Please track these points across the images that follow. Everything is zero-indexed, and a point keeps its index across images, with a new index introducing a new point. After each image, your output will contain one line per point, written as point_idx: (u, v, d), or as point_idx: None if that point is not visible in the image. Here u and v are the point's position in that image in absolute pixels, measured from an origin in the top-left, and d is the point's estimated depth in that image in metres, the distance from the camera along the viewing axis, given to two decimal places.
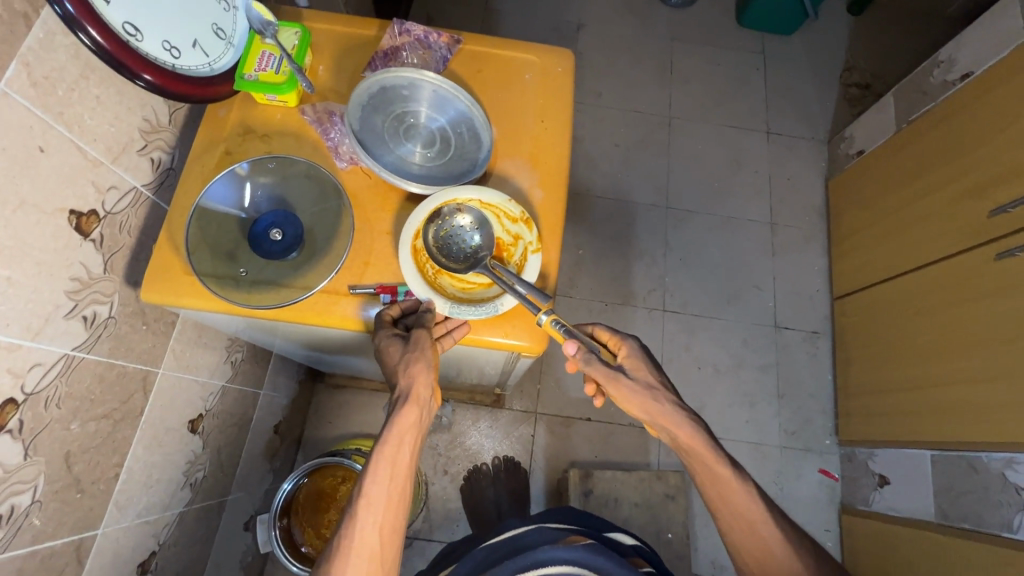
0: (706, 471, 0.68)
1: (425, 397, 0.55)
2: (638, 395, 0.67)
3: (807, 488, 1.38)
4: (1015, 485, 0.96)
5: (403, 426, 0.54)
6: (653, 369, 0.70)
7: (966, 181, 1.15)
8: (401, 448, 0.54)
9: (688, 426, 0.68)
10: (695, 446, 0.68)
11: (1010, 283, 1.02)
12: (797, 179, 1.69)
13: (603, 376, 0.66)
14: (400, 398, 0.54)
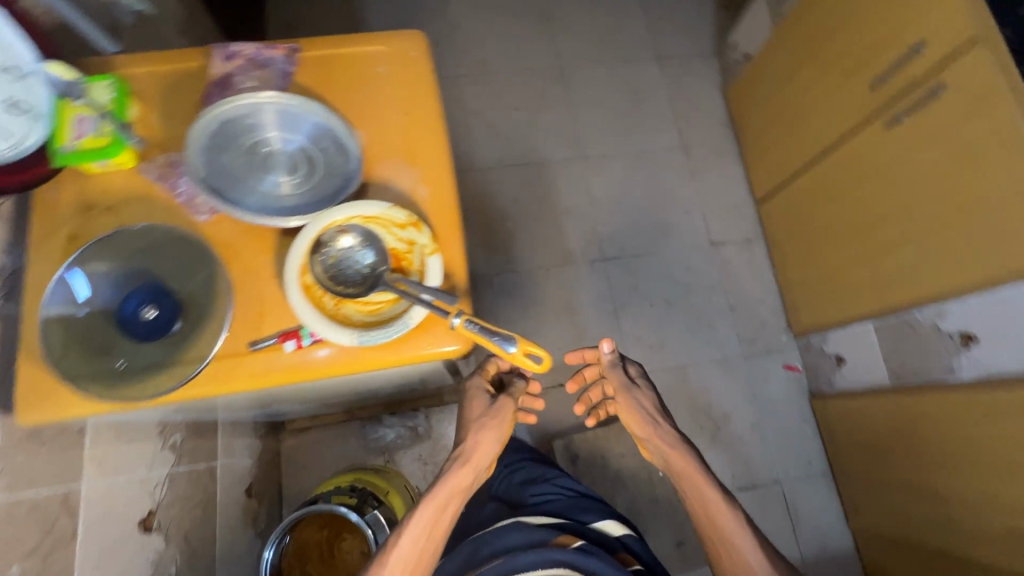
0: (695, 495, 0.76)
1: (480, 465, 0.78)
2: (641, 408, 0.84)
3: (776, 387, 1.44)
4: (947, 332, 1.03)
5: (456, 483, 0.76)
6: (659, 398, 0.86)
7: (844, 61, 1.19)
8: (450, 499, 0.75)
9: (685, 451, 0.80)
10: (690, 473, 0.77)
11: (902, 148, 1.07)
12: (697, 97, 1.71)
13: (615, 380, 0.86)
14: (461, 457, 0.78)
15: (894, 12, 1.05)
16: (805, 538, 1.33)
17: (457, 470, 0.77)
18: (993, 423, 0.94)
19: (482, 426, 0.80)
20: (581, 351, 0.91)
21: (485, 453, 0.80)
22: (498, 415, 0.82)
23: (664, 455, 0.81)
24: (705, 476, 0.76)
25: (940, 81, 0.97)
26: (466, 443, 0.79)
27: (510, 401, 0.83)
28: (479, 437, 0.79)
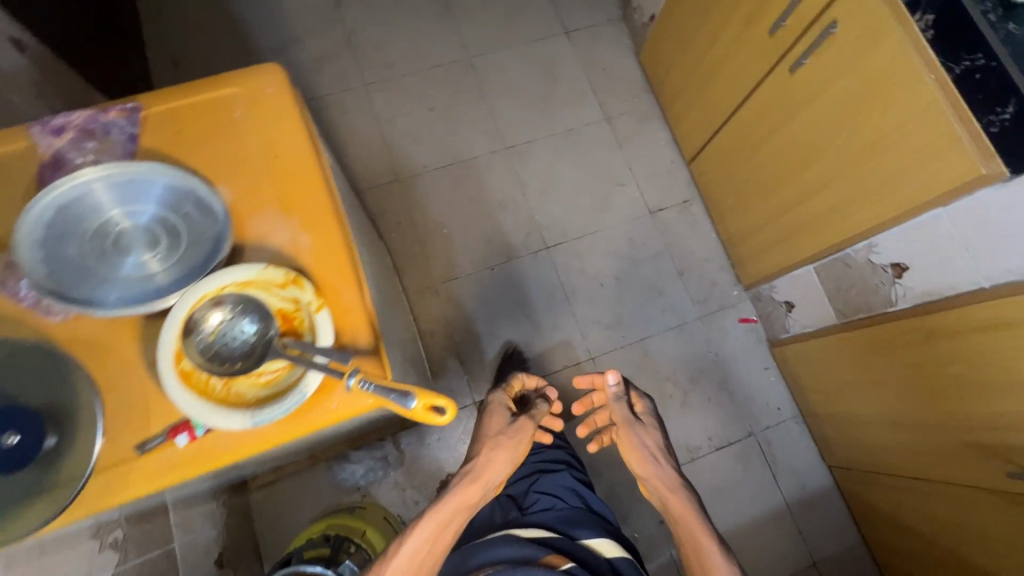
0: (687, 531, 0.82)
1: (489, 480, 0.84)
2: (645, 444, 0.94)
3: (736, 342, 1.46)
4: (880, 265, 1.03)
5: (461, 499, 0.79)
6: (663, 438, 0.96)
7: (742, 10, 1.17)
8: (455, 514, 0.78)
9: (681, 491, 0.87)
10: (684, 511, 0.84)
11: (807, 89, 1.06)
12: (612, 65, 1.68)
13: (621, 415, 0.99)
14: (469, 474, 0.84)
15: None
16: (785, 483, 1.36)
17: (466, 485, 0.81)
18: (936, 342, 0.95)
19: (497, 444, 0.89)
20: (593, 377, 1.08)
21: (495, 471, 0.86)
22: (514, 436, 0.91)
23: (662, 493, 0.89)
24: (698, 516, 0.83)
25: (828, 16, 0.96)
26: (479, 459, 0.86)
27: (529, 421, 0.95)
28: (494, 454, 0.87)
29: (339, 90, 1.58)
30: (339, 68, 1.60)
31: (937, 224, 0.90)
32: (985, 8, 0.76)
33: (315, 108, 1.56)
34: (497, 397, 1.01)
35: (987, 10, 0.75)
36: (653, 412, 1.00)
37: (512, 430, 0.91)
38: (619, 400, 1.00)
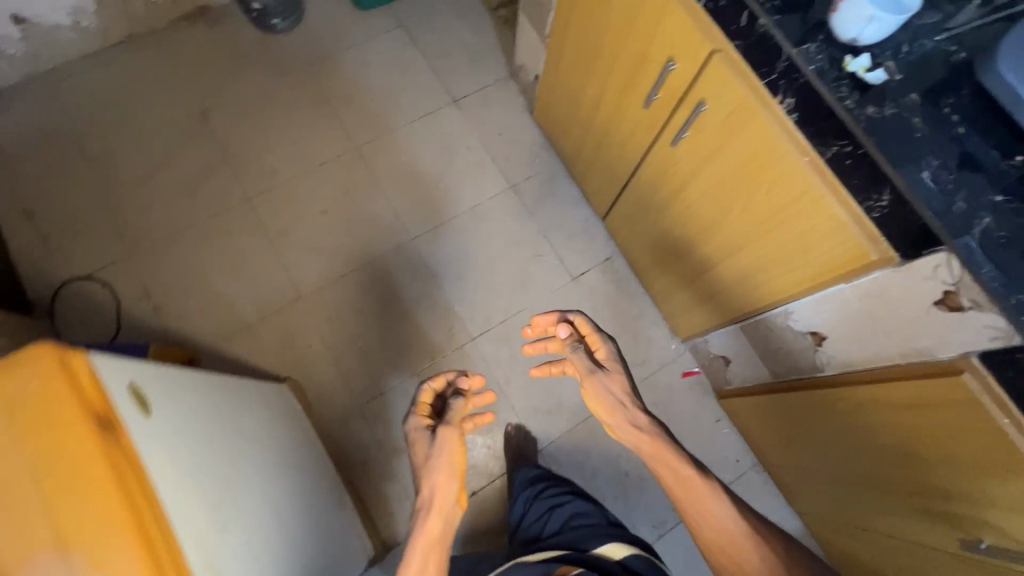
0: (665, 468, 0.88)
1: (445, 505, 0.85)
2: (610, 389, 0.97)
3: (682, 399, 1.41)
4: (799, 331, 0.98)
5: (427, 531, 0.82)
6: (628, 378, 0.99)
7: (614, 80, 1.11)
8: (427, 552, 0.80)
9: (656, 431, 0.92)
10: (661, 452, 0.89)
11: (694, 161, 1.00)
12: (508, 128, 1.61)
13: (582, 365, 1.00)
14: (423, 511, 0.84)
15: (638, 26, 0.96)
16: None
17: (423, 522, 0.83)
18: (868, 412, 0.90)
19: (431, 470, 0.87)
20: (558, 316, 1.05)
21: (446, 494, 0.86)
22: (441, 453, 0.88)
23: (636, 436, 0.93)
24: (679, 452, 0.88)
25: (696, 94, 0.90)
26: (423, 490, 0.86)
27: (449, 425, 0.92)
28: (433, 479, 0.86)
29: (223, 209, 1.47)
30: (219, 185, 1.49)
31: (841, 302, 0.85)
32: (842, 94, 0.70)
33: (201, 235, 1.45)
34: (411, 421, 0.96)
35: (844, 95, 0.70)
36: (616, 356, 1.01)
37: (438, 447, 0.89)
38: (576, 351, 1.01)
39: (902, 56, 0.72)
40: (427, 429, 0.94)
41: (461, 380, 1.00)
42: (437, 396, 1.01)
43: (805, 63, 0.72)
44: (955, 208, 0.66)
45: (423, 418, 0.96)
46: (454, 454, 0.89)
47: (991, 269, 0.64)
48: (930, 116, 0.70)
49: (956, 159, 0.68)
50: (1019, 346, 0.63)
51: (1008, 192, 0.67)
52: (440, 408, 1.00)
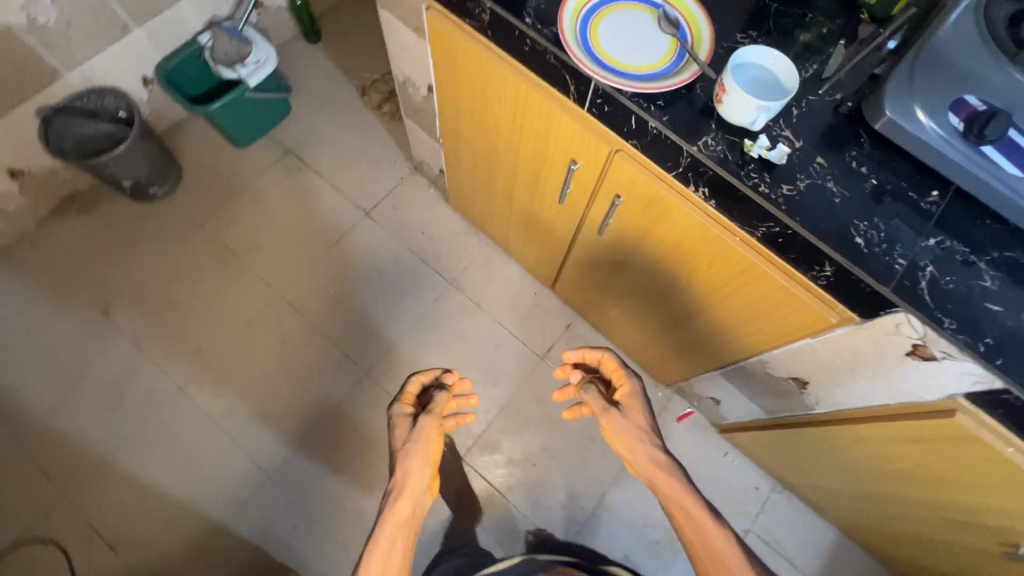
0: (681, 510, 0.78)
1: (414, 488, 0.81)
2: (628, 429, 0.87)
3: (685, 444, 1.38)
4: (780, 375, 0.95)
5: (395, 516, 0.77)
6: (650, 418, 0.89)
7: (520, 175, 1.07)
8: (396, 536, 0.75)
9: (673, 470, 0.82)
10: (677, 490, 0.80)
11: (626, 242, 0.97)
12: (429, 223, 1.56)
13: (598, 404, 0.92)
14: (393, 493, 0.80)
15: (532, 130, 0.92)
16: (802, 562, 1.28)
17: (395, 504, 0.78)
18: (872, 444, 0.89)
19: (408, 452, 0.83)
20: (581, 352, 0.99)
21: (418, 480, 0.82)
22: (420, 437, 0.85)
23: (651, 473, 0.83)
24: (691, 492, 0.79)
25: (610, 186, 0.87)
26: (396, 473, 0.82)
27: (431, 414, 0.88)
28: (408, 464, 0.82)
29: (156, 408, 1.35)
30: (145, 383, 1.36)
31: (811, 353, 0.83)
32: (754, 180, 0.68)
33: (141, 445, 1.31)
34: (393, 409, 0.92)
35: (755, 182, 0.68)
36: (640, 395, 0.91)
37: (416, 433, 0.86)
38: (592, 394, 0.94)
39: (795, 122, 0.72)
40: (409, 415, 0.90)
41: (448, 376, 0.96)
42: (422, 389, 0.97)
43: (708, 157, 0.70)
44: (896, 267, 0.65)
45: (406, 406, 0.92)
46: (431, 434, 0.85)
47: (950, 321, 0.63)
48: (842, 176, 0.69)
49: (880, 214, 0.67)
50: (1001, 387, 0.62)
51: (936, 233, 0.67)
52: (423, 400, 0.96)
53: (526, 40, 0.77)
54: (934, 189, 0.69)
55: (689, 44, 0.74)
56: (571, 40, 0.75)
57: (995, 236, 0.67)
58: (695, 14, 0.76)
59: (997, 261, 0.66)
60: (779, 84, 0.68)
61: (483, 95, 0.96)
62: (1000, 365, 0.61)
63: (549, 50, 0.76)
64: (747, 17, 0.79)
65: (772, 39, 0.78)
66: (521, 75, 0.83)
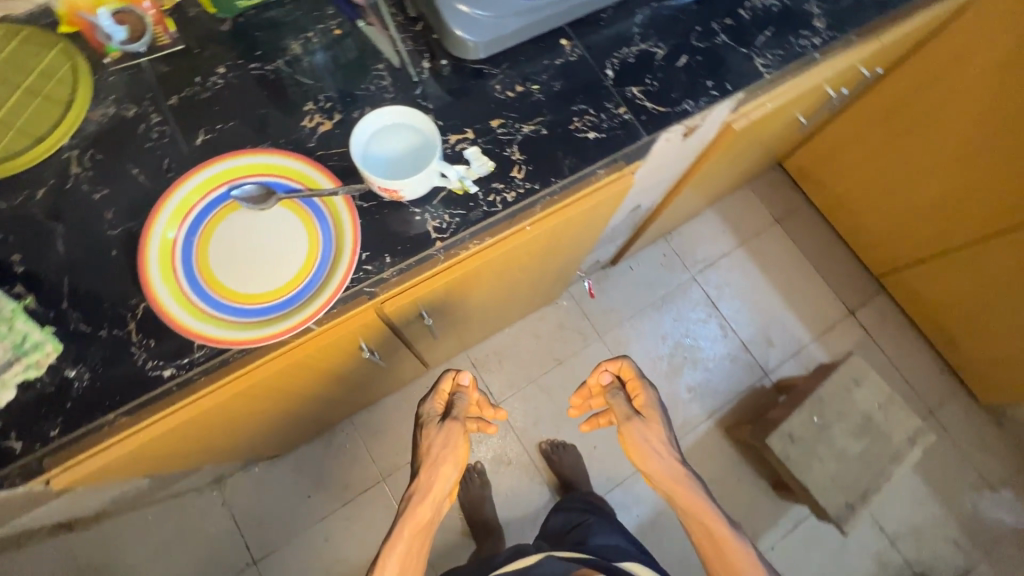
0: (697, 526, 0.67)
1: (436, 497, 0.70)
2: (648, 440, 0.71)
3: (612, 296, 1.47)
4: (623, 216, 0.99)
5: (416, 520, 0.68)
6: (670, 428, 0.73)
7: (322, 390, 0.87)
8: (414, 541, 0.67)
9: (690, 482, 0.69)
10: (693, 505, 0.68)
11: (456, 306, 0.87)
12: (299, 484, 1.28)
13: (620, 411, 0.74)
14: (411, 496, 0.70)
15: (298, 377, 0.71)
16: (725, 244, 1.53)
17: (416, 506, 0.69)
18: (701, 176, 1.00)
19: (437, 458, 0.71)
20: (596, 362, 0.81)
21: (446, 482, 0.71)
22: (450, 445, 0.72)
23: (667, 488, 0.70)
24: (709, 504, 0.67)
25: (409, 313, 0.75)
26: (421, 476, 0.71)
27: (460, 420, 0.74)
28: (434, 467, 0.71)
29: None
30: None
31: (631, 195, 0.86)
32: (497, 199, 0.62)
33: None
34: (422, 408, 0.78)
35: (499, 198, 0.62)
36: (663, 404, 0.75)
37: (440, 438, 0.72)
38: (615, 395, 0.76)
39: (444, 122, 0.64)
40: (439, 417, 0.76)
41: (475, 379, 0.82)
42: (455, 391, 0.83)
43: (451, 231, 0.60)
44: (627, 116, 0.66)
45: (438, 404, 0.78)
46: (461, 446, 0.73)
47: (686, 100, 0.67)
48: (522, 111, 0.65)
49: (573, 101, 0.66)
50: (742, 93, 0.70)
51: (605, 63, 0.68)
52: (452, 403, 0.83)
53: (197, 377, 0.55)
54: (561, 39, 0.68)
55: (305, 190, 0.58)
56: (250, 330, 0.54)
57: (620, 18, 0.70)
58: (253, 162, 0.59)
59: (644, 32, 0.70)
60: (411, 134, 0.59)
61: (210, 428, 0.70)
62: (732, 86, 0.69)
63: (228, 352, 0.55)
64: (281, 101, 0.64)
65: (321, 86, 0.65)
66: (230, 384, 0.57)
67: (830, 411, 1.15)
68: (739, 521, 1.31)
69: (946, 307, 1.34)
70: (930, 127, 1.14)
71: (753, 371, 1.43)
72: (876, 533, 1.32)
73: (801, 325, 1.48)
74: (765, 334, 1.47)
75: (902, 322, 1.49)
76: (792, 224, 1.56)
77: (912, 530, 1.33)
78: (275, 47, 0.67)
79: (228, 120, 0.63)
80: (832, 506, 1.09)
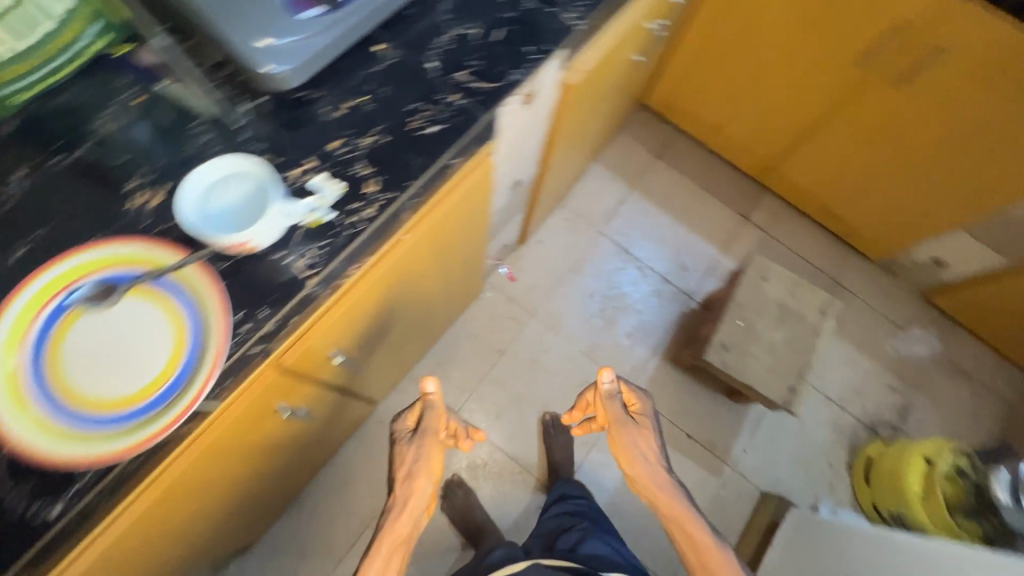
0: (680, 529, 0.73)
1: (414, 509, 0.71)
2: (640, 447, 0.77)
3: (530, 273, 1.49)
4: (506, 198, 1.01)
5: (394, 534, 0.68)
6: (658, 435, 0.79)
7: (260, 467, 0.82)
8: (394, 555, 0.67)
9: (674, 488, 0.75)
10: (675, 508, 0.73)
11: (369, 334, 0.85)
12: (282, 566, 1.21)
13: (614, 413, 0.79)
14: (387, 513, 0.71)
15: (228, 455, 0.68)
16: (618, 192, 1.60)
17: (394, 520, 0.69)
18: (565, 137, 1.03)
19: (413, 472, 0.73)
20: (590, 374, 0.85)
21: (422, 492, 0.72)
22: (421, 458, 0.74)
23: (650, 492, 0.76)
24: (690, 508, 0.73)
25: (318, 358, 0.72)
26: (397, 491, 0.72)
27: (431, 434, 0.76)
28: (408, 480, 0.72)
29: None
30: None
31: (501, 176, 0.88)
32: (359, 217, 0.60)
33: None
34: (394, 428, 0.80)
35: (360, 215, 0.60)
36: (654, 416, 0.81)
37: (414, 452, 0.75)
38: (611, 401, 0.80)
39: (282, 158, 0.61)
40: (410, 433, 0.78)
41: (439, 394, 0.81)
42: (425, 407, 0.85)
43: (322, 264, 0.58)
44: (461, 100, 0.67)
45: (408, 422, 0.80)
46: (434, 458, 0.75)
47: (513, 71, 0.69)
48: (358, 125, 0.64)
49: (405, 102, 0.66)
50: (563, 49, 0.73)
51: (426, 56, 0.68)
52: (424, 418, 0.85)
53: (93, 503, 0.49)
54: (375, 46, 0.68)
55: (146, 273, 0.54)
56: (125, 438, 0.50)
57: (427, 10, 0.71)
58: (87, 261, 0.55)
59: (455, 16, 0.71)
60: (247, 180, 0.59)
61: (141, 550, 0.64)
62: (552, 45, 0.71)
63: (119, 465, 0.50)
64: (98, 186, 0.59)
65: (138, 160, 0.61)
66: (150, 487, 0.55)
67: (750, 312, 1.23)
68: (709, 437, 1.39)
69: (819, 186, 1.47)
70: (757, 23, 1.24)
71: (678, 299, 1.51)
72: (826, 404, 1.44)
73: (707, 243, 1.57)
74: (679, 262, 1.54)
75: (790, 211, 1.62)
76: (671, 154, 1.65)
77: (853, 390, 1.46)
78: (75, 132, 0.61)
79: (44, 224, 0.57)
80: (778, 395, 1.17)
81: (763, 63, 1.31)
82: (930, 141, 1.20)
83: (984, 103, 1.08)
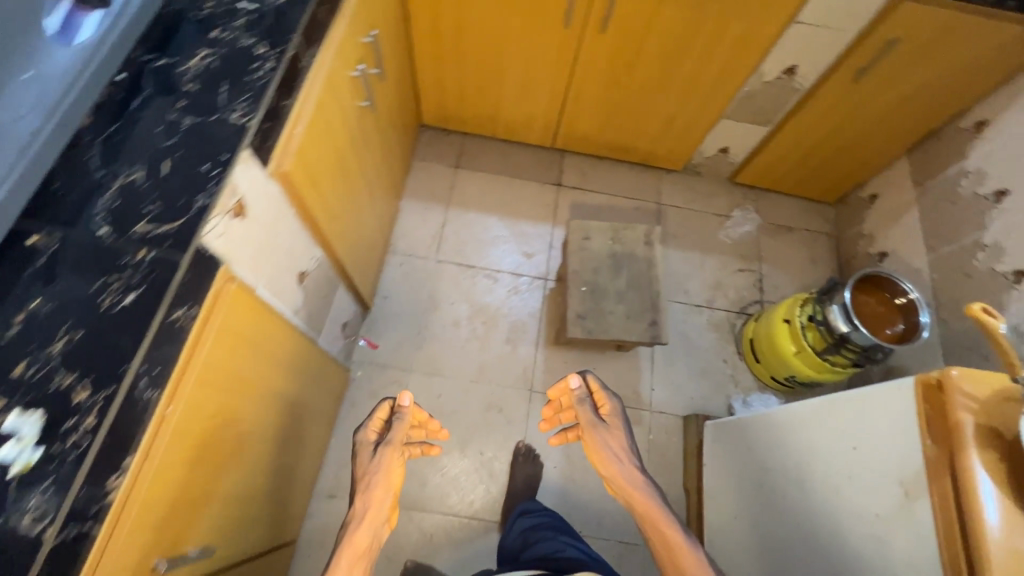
0: (653, 527, 0.76)
1: (373, 522, 0.72)
2: (612, 448, 0.82)
3: (390, 332, 1.45)
4: (298, 292, 0.96)
5: (354, 545, 0.69)
6: (630, 435, 0.84)
7: None
8: (358, 567, 0.68)
9: (645, 486, 0.79)
10: (648, 507, 0.77)
11: (206, 506, 0.77)
12: None
13: (586, 417, 0.85)
14: (350, 524, 0.71)
15: None
16: (436, 216, 1.59)
17: (356, 530, 0.70)
18: (329, 207, 1.00)
19: (370, 482, 0.74)
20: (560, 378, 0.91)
21: (381, 499, 0.73)
22: (381, 466, 0.75)
23: (624, 492, 0.80)
24: (662, 508, 0.77)
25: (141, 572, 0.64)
26: (356, 502, 0.73)
27: (392, 443, 0.78)
28: (367, 492, 0.73)
29: None
30: None
31: (267, 282, 0.82)
32: (79, 435, 0.53)
33: None
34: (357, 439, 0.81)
35: (77, 432, 0.53)
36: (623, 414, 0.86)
37: (374, 465, 0.76)
38: (581, 403, 0.85)
39: None
40: (371, 444, 0.80)
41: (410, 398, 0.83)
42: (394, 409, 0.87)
43: (55, 508, 0.51)
44: (151, 253, 0.61)
45: (369, 433, 0.81)
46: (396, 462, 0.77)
47: (196, 197, 0.64)
48: (40, 335, 0.56)
49: (88, 284, 0.59)
50: (247, 149, 0.69)
51: (92, 224, 0.61)
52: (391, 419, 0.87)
53: None
54: (30, 239, 0.60)
55: None
56: None
57: (76, 176, 0.64)
58: None
59: (109, 168, 0.64)
60: None
61: None
62: (229, 153, 0.67)
63: None
64: None
65: None
66: None
67: (589, 274, 1.28)
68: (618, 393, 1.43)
69: (601, 130, 1.56)
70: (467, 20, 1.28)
71: (535, 285, 1.54)
72: (697, 311, 1.55)
73: (538, 222, 1.62)
74: (521, 252, 1.57)
75: (593, 161, 1.71)
76: (469, 158, 1.67)
77: (713, 287, 1.58)
78: None
79: None
80: (645, 333, 1.23)
81: (495, 50, 1.35)
82: (657, 61, 1.30)
83: (679, 19, 1.18)
